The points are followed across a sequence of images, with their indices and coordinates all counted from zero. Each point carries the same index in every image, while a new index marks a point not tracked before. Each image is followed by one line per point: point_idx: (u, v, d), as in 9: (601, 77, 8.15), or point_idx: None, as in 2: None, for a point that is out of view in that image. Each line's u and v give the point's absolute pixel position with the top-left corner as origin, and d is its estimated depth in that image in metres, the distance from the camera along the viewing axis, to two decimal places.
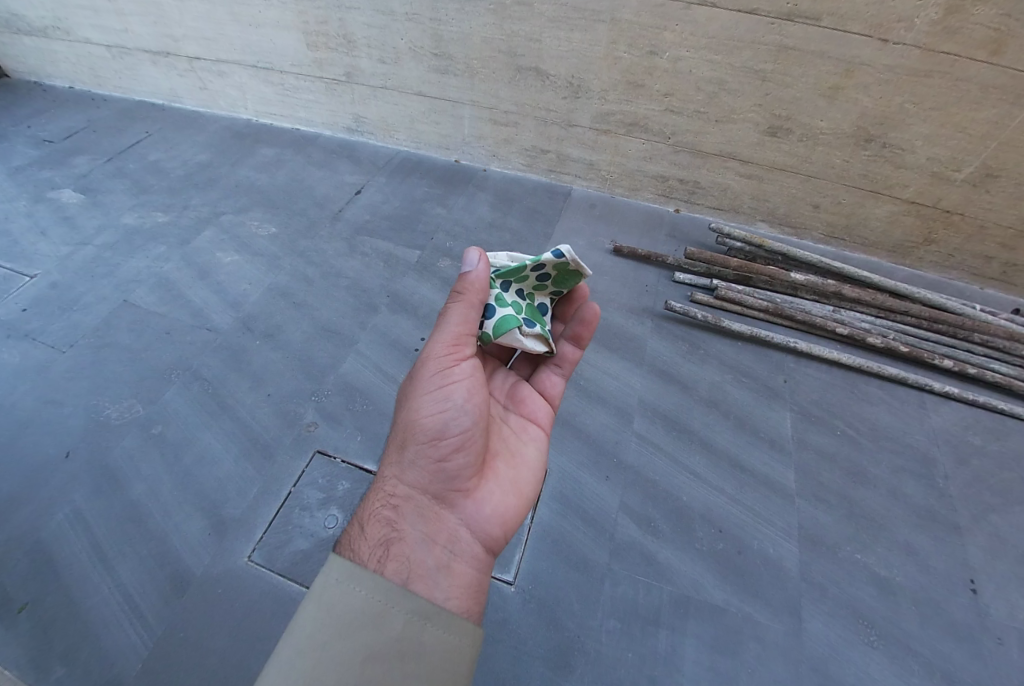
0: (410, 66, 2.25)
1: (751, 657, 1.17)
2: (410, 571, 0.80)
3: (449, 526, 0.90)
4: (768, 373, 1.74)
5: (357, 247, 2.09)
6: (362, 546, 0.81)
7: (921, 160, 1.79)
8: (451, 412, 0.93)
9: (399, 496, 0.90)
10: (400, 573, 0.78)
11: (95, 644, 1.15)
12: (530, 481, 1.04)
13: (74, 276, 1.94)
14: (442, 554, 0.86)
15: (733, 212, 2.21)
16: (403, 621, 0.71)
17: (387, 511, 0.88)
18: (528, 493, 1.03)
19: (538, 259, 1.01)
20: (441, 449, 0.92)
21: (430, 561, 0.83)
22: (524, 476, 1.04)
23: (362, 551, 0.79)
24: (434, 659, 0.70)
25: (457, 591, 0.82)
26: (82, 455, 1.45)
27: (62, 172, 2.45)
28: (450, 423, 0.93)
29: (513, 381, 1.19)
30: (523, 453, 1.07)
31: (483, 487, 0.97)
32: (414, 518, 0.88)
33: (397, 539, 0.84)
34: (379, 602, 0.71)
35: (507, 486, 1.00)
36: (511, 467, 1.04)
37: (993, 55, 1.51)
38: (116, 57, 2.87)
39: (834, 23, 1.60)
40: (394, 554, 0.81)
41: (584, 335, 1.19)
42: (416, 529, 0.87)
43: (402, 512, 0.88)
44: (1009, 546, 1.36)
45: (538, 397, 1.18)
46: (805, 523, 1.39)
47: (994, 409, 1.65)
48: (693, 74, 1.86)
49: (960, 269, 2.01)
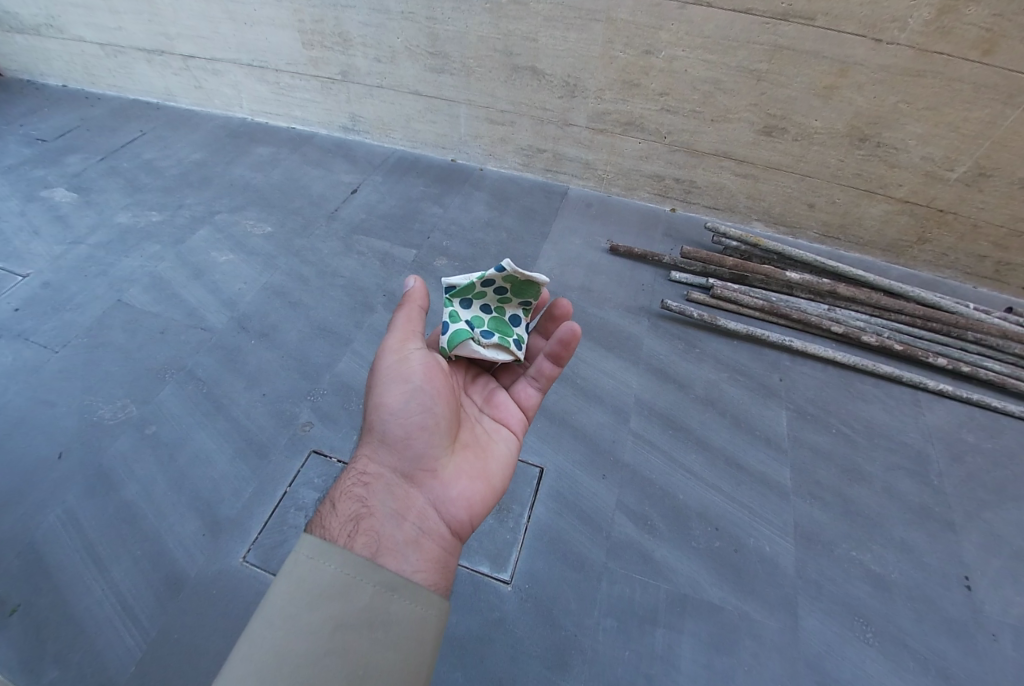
0: (406, 65, 2.24)
1: (748, 655, 1.17)
2: (380, 545, 0.80)
3: (418, 504, 0.90)
4: (763, 371, 1.74)
5: (352, 247, 2.08)
6: (333, 521, 0.81)
7: (915, 160, 1.80)
8: (411, 393, 0.96)
9: (369, 475, 0.91)
10: (370, 544, 0.79)
11: (88, 645, 1.14)
12: (498, 473, 1.04)
13: (67, 276, 1.93)
14: (412, 530, 0.86)
15: (729, 211, 2.22)
16: (371, 593, 0.72)
17: (357, 489, 0.89)
18: (496, 482, 1.03)
19: (483, 276, 1.04)
20: (407, 430, 0.95)
21: (399, 535, 0.84)
22: (492, 469, 1.04)
23: (332, 525, 0.79)
24: (403, 629, 0.71)
25: (426, 565, 0.82)
26: (75, 456, 1.44)
27: (55, 171, 2.43)
28: (411, 403, 0.96)
29: (490, 386, 1.19)
30: (492, 449, 1.07)
31: (451, 472, 0.97)
32: (384, 495, 0.89)
33: (367, 514, 0.84)
34: (348, 575, 0.72)
35: (475, 475, 1.01)
36: (480, 459, 1.04)
37: (985, 55, 1.52)
38: (110, 56, 2.85)
39: (829, 23, 1.61)
40: (365, 528, 0.81)
41: (564, 355, 1.17)
42: (386, 506, 0.87)
43: (372, 490, 0.89)
44: (1002, 543, 1.37)
45: (512, 402, 1.18)
46: (801, 521, 1.39)
47: (987, 407, 1.67)
48: (689, 74, 1.87)
49: (954, 269, 2.03)
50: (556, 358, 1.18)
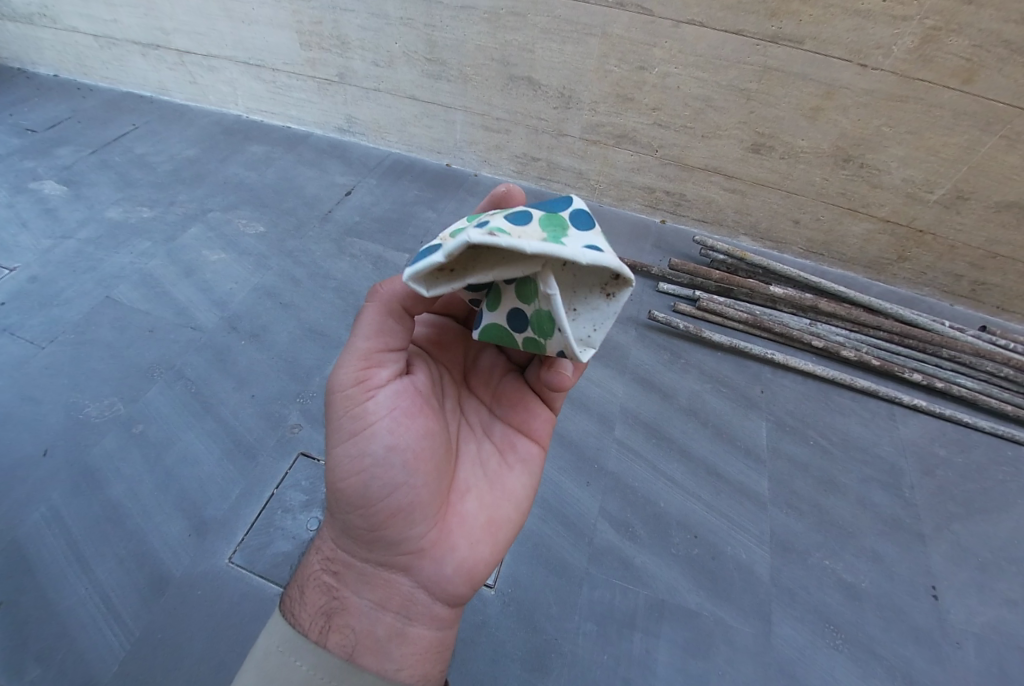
0: (404, 69, 2.26)
1: (721, 659, 1.21)
2: (357, 642, 0.76)
3: (401, 590, 0.80)
4: (746, 383, 1.79)
5: (345, 249, 2.09)
6: (306, 613, 0.79)
7: (897, 181, 1.86)
8: (378, 474, 0.75)
9: (342, 563, 0.84)
10: (345, 646, 0.75)
11: (71, 645, 1.15)
12: (506, 521, 0.88)
13: (56, 271, 1.92)
14: (395, 621, 0.79)
15: (716, 225, 2.26)
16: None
17: (328, 577, 0.84)
18: (502, 534, 0.88)
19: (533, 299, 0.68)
20: (377, 519, 0.76)
21: (380, 630, 0.78)
22: (502, 513, 0.88)
23: (303, 618, 0.77)
24: None
25: (412, 659, 0.79)
26: (60, 454, 1.43)
27: (45, 163, 2.41)
28: (374, 489, 0.75)
29: (500, 379, 0.98)
30: (496, 486, 0.90)
31: (443, 540, 0.81)
32: (361, 587, 0.81)
33: (340, 609, 0.79)
34: (319, 675, 0.72)
35: (475, 535, 0.84)
36: (483, 509, 0.86)
37: (964, 83, 1.58)
38: (104, 47, 2.83)
39: (816, 47, 1.66)
40: (338, 625, 0.77)
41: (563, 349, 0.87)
42: (363, 600, 0.80)
43: (344, 579, 0.82)
44: (967, 554, 1.43)
45: (527, 403, 0.94)
46: (776, 529, 1.43)
47: (959, 422, 1.73)
48: (680, 90, 1.91)
49: (932, 286, 2.09)
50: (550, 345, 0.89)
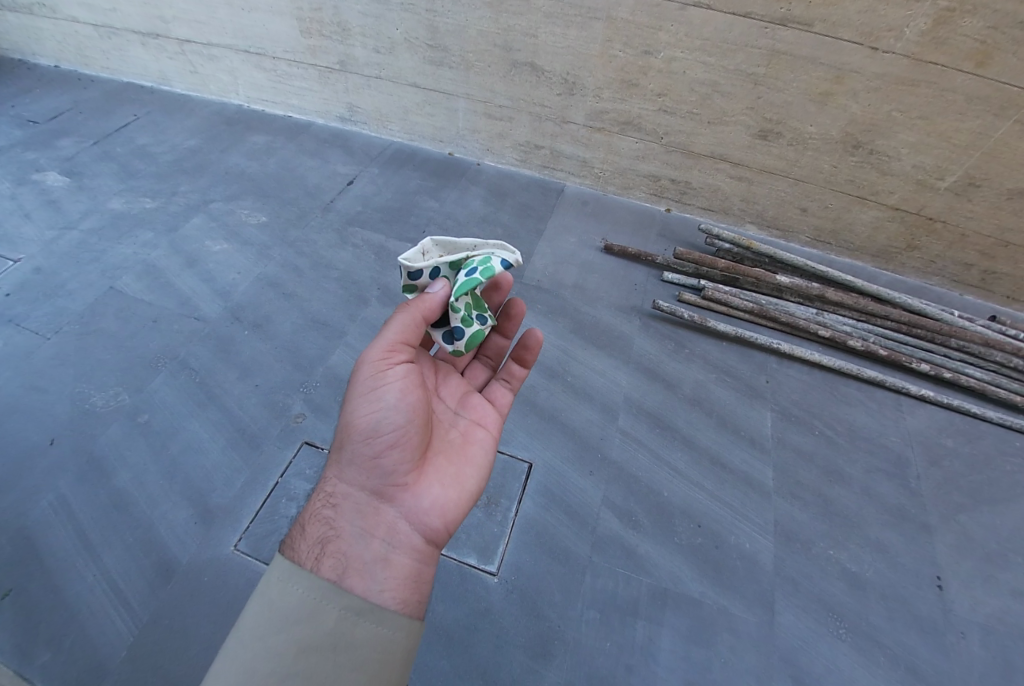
0: (405, 56, 2.23)
1: (724, 647, 1.21)
2: (347, 566, 0.81)
3: (387, 519, 0.90)
4: (751, 373, 1.78)
5: (348, 239, 2.08)
6: (301, 545, 0.82)
7: (907, 167, 1.83)
8: (384, 411, 0.91)
9: (338, 495, 0.91)
10: (337, 567, 0.79)
11: (79, 629, 1.16)
12: (473, 475, 1.01)
13: (60, 262, 1.92)
14: (381, 546, 0.86)
15: (722, 213, 2.24)
16: (335, 617, 0.73)
17: (327, 510, 0.89)
18: (469, 487, 1.00)
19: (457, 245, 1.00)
20: (376, 448, 0.91)
21: (368, 553, 0.84)
22: (467, 473, 1.00)
23: (300, 550, 0.81)
24: (366, 653, 0.72)
25: (395, 582, 0.83)
26: (67, 443, 1.44)
27: (47, 154, 2.40)
28: (382, 423, 0.90)
29: (464, 389, 1.13)
30: (466, 452, 1.03)
31: (423, 480, 0.94)
32: (353, 516, 0.88)
33: (335, 536, 0.85)
34: (315, 598, 0.73)
35: (447, 482, 0.97)
36: (454, 463, 1.00)
37: (977, 67, 1.54)
38: (104, 37, 2.81)
39: (826, 30, 1.62)
40: (331, 551, 0.82)
41: (527, 357, 1.19)
42: (355, 526, 0.87)
43: (340, 510, 0.89)
44: (973, 544, 1.42)
45: (486, 403, 1.14)
46: (780, 519, 1.43)
47: (966, 412, 1.71)
48: (686, 75, 1.87)
49: (942, 275, 2.06)
50: (520, 359, 1.19)
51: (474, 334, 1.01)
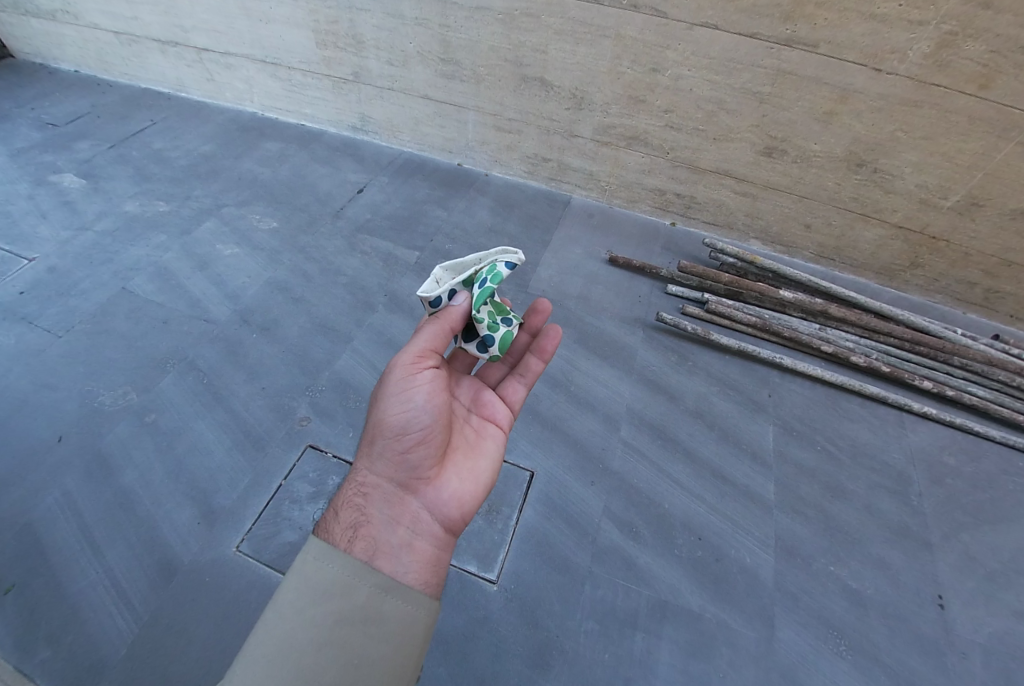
0: (417, 69, 2.28)
1: (723, 661, 1.21)
2: (376, 549, 0.83)
3: (412, 508, 0.92)
4: (753, 387, 1.78)
5: (356, 246, 2.11)
6: (334, 527, 0.85)
7: (910, 186, 1.85)
8: (414, 411, 0.93)
9: (368, 484, 0.93)
10: (368, 550, 0.82)
11: (80, 627, 1.17)
12: (488, 468, 1.04)
13: (73, 262, 1.95)
14: (406, 533, 0.88)
15: (727, 228, 2.26)
16: (366, 593, 0.75)
17: (357, 498, 0.90)
18: (484, 479, 1.03)
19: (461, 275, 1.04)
20: (405, 442, 0.93)
21: (394, 539, 0.86)
22: (483, 469, 1.03)
23: (333, 532, 0.83)
24: (396, 628, 0.75)
25: (418, 565, 0.86)
26: (75, 441, 1.46)
27: (65, 156, 2.46)
28: (412, 420, 0.93)
29: (478, 386, 1.17)
30: (482, 447, 1.06)
31: (444, 473, 0.97)
32: (381, 503, 0.90)
33: (365, 521, 0.86)
34: (348, 575, 0.75)
35: (466, 475, 1.00)
36: (472, 458, 1.03)
37: (981, 89, 1.57)
38: (124, 44, 2.88)
39: (831, 51, 1.65)
40: (363, 534, 0.84)
41: (546, 348, 1.21)
42: (383, 513, 0.89)
43: (370, 498, 0.90)
44: (976, 564, 1.41)
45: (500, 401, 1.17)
46: (781, 533, 1.43)
47: (969, 430, 1.71)
48: (693, 92, 1.91)
49: (945, 294, 2.07)
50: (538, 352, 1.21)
51: (504, 337, 1.04)
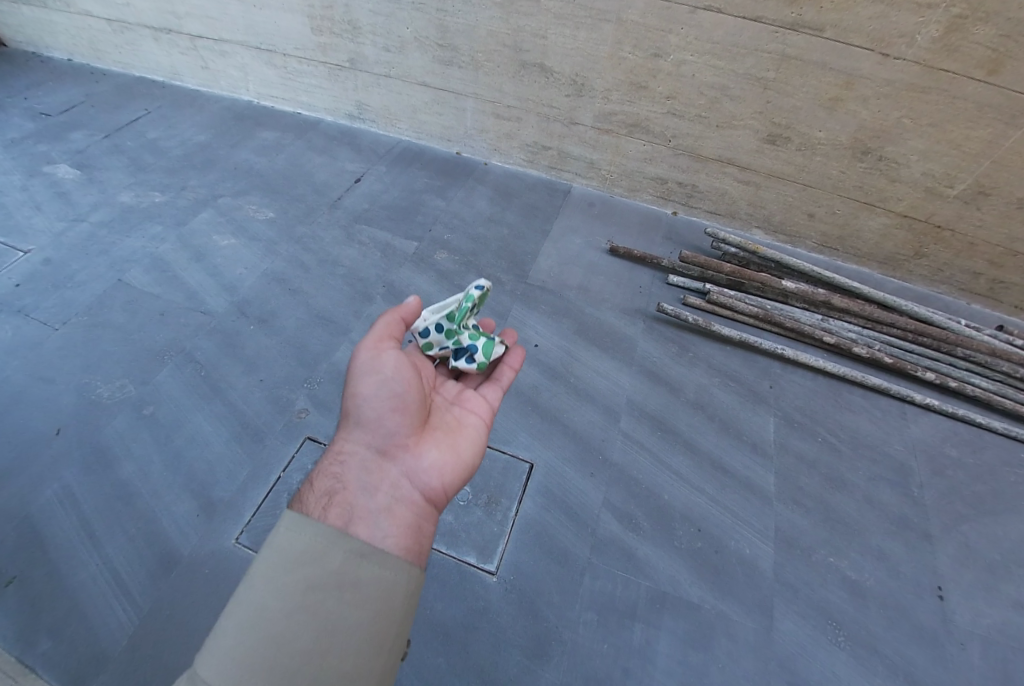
0: (415, 55, 2.24)
1: (721, 651, 1.21)
2: (352, 515, 0.81)
3: (391, 474, 0.91)
4: (754, 378, 1.77)
5: (354, 236, 2.09)
6: (311, 498, 0.82)
7: (916, 175, 1.82)
8: (383, 380, 0.99)
9: (344, 454, 0.93)
10: (344, 515, 0.80)
11: (81, 618, 1.17)
12: (468, 446, 1.05)
13: (69, 254, 1.94)
14: (385, 498, 0.87)
15: (729, 217, 2.23)
16: (341, 558, 0.72)
17: (335, 469, 0.90)
18: (465, 454, 1.03)
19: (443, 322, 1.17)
20: (378, 409, 0.97)
21: (372, 504, 0.85)
22: (461, 445, 1.04)
23: (308, 502, 0.80)
24: (374, 595, 0.72)
25: (397, 531, 0.83)
26: (72, 434, 1.45)
27: (58, 146, 2.42)
28: (382, 387, 0.99)
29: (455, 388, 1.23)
30: (461, 429, 1.08)
31: (422, 444, 0.98)
32: (359, 469, 0.90)
33: (343, 489, 0.85)
34: (322, 543, 0.72)
35: (445, 448, 1.01)
36: (450, 436, 1.04)
37: (990, 74, 1.53)
38: (116, 32, 2.83)
39: (837, 35, 1.61)
40: (339, 500, 0.82)
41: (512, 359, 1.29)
42: (360, 479, 0.88)
43: (347, 467, 0.90)
44: (976, 555, 1.41)
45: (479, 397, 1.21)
46: (780, 524, 1.43)
47: (972, 422, 1.70)
48: (695, 78, 1.87)
49: (949, 284, 2.05)
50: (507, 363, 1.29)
51: (486, 347, 1.21)
